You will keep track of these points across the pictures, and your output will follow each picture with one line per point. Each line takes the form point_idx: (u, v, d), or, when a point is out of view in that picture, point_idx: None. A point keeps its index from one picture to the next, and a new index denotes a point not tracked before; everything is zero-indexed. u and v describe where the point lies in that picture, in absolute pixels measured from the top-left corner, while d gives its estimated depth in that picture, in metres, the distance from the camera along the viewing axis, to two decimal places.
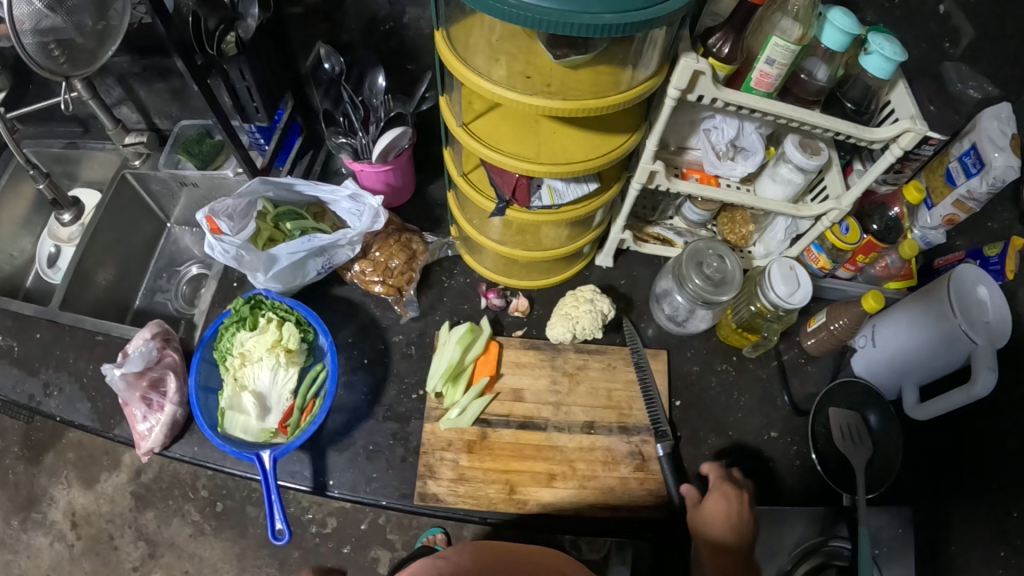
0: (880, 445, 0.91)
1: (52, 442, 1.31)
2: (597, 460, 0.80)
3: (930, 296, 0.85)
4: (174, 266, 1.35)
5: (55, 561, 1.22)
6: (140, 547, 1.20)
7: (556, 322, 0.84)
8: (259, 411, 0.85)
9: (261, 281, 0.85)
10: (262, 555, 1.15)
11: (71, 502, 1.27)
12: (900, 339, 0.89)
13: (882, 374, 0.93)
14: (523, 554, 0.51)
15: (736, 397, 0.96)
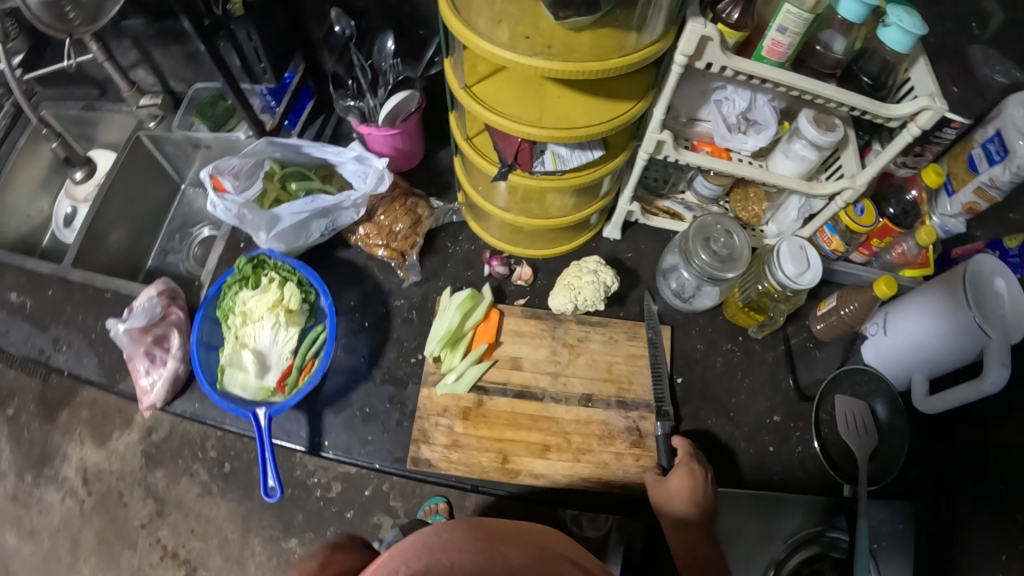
0: (885, 434, 0.89)
1: (63, 402, 1.32)
2: (593, 434, 0.79)
3: (946, 286, 0.82)
4: (186, 228, 1.32)
5: (66, 516, 1.24)
6: (149, 505, 1.20)
7: (558, 292, 0.82)
8: (259, 368, 0.86)
9: (263, 241, 0.85)
10: (266, 517, 1.15)
11: (83, 459, 1.27)
12: (913, 328, 0.86)
13: (893, 363, 0.91)
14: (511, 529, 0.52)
15: (739, 377, 0.94)
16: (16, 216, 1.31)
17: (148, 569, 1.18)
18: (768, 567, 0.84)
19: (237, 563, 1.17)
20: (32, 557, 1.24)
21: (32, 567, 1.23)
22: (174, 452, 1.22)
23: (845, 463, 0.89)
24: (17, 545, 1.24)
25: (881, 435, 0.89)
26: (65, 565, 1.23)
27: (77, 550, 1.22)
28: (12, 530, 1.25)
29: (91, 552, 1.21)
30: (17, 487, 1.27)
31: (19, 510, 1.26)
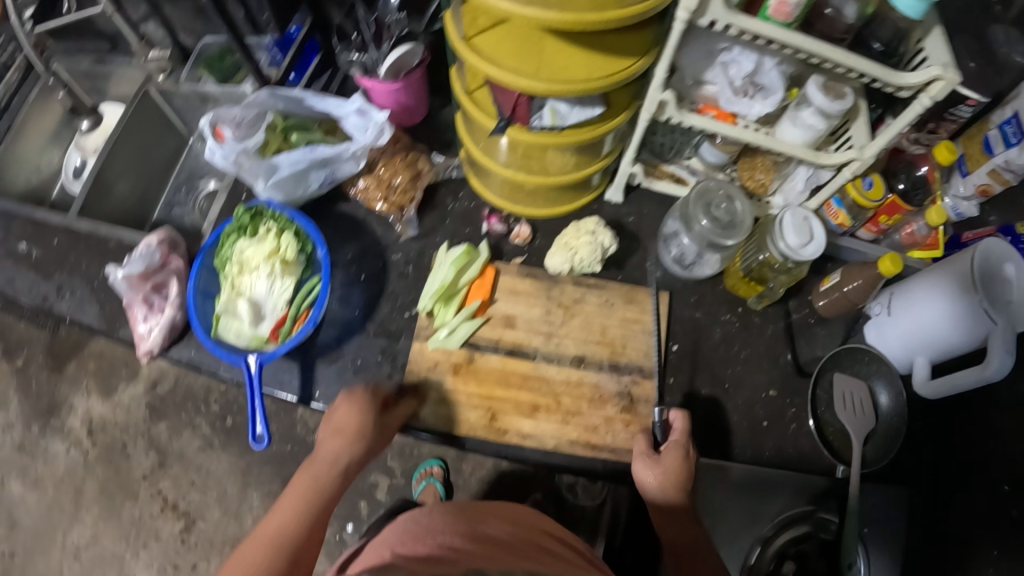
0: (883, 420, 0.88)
1: (73, 356, 1.28)
2: (583, 396, 0.78)
3: (953, 268, 0.80)
4: (194, 180, 1.31)
5: (71, 467, 1.25)
6: (151, 457, 1.23)
7: (555, 252, 0.82)
8: (253, 317, 0.86)
9: (262, 190, 0.84)
10: (266, 471, 1.20)
11: (89, 411, 1.26)
12: (918, 311, 0.84)
13: (895, 345, 0.89)
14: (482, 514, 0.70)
15: (736, 349, 0.93)
16: (25, 167, 1.30)
17: (149, 520, 1.21)
18: (753, 545, 0.84)
19: (235, 516, 1.21)
20: (37, 506, 1.24)
21: (37, 517, 1.24)
22: (179, 405, 1.23)
23: (839, 443, 0.88)
24: (23, 494, 1.25)
25: (876, 419, 0.88)
26: (67, 516, 1.23)
27: (81, 500, 1.23)
28: (18, 479, 1.25)
29: (94, 502, 1.23)
30: (23, 437, 1.26)
31: (24, 460, 1.26)
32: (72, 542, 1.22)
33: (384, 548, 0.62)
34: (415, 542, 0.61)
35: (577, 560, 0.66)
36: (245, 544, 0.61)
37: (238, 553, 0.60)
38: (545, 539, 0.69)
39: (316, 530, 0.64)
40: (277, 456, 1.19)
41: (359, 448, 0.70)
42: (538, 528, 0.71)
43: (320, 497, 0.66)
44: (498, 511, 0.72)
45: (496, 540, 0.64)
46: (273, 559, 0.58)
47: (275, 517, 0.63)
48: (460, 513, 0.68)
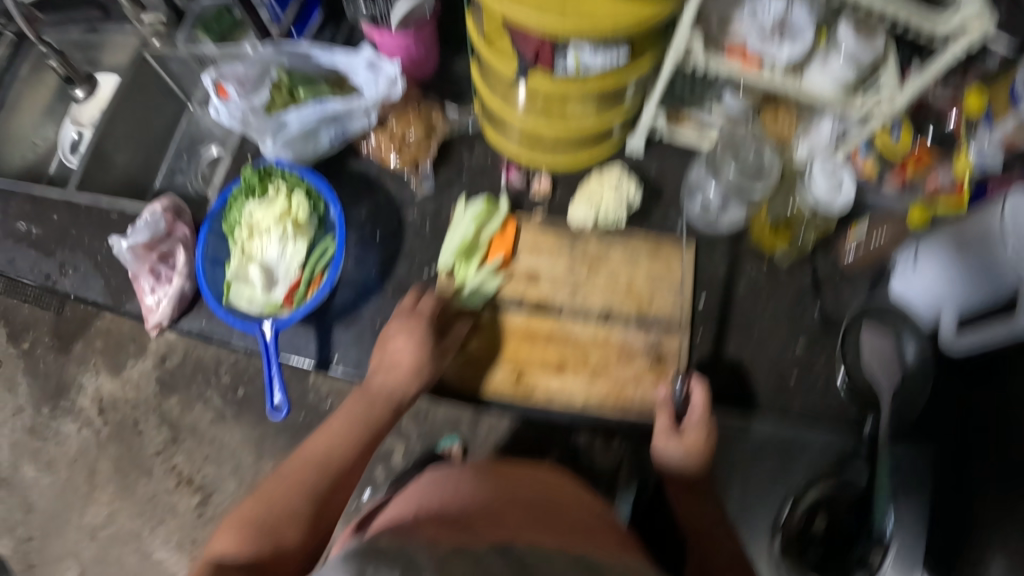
0: (911, 380, 0.85)
1: (79, 334, 1.26)
2: (611, 352, 0.76)
3: (984, 220, 0.74)
4: (195, 146, 1.26)
5: (83, 447, 1.23)
6: (163, 432, 1.21)
7: (577, 203, 0.80)
8: (265, 282, 0.84)
9: (270, 148, 0.82)
10: (280, 441, 1.19)
11: (99, 389, 1.24)
12: (946, 267, 0.79)
13: (921, 302, 0.84)
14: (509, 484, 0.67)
15: (763, 301, 0.90)
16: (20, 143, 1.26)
17: (165, 496, 1.20)
18: (783, 500, 0.86)
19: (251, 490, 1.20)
20: (51, 488, 1.23)
21: (51, 499, 1.22)
22: (189, 378, 1.22)
23: (869, 396, 0.86)
24: (37, 477, 1.23)
25: (904, 378, 0.86)
26: (82, 496, 1.22)
27: (95, 479, 1.22)
28: (31, 462, 1.24)
29: (109, 481, 1.21)
30: (34, 419, 1.25)
31: (36, 443, 1.24)
32: (88, 522, 1.21)
33: (413, 502, 0.64)
34: (446, 499, 0.62)
35: (609, 523, 0.66)
36: (290, 460, 0.64)
37: (285, 470, 0.63)
38: (581, 501, 0.69)
39: (355, 461, 0.66)
40: (291, 427, 1.17)
41: (420, 382, 0.71)
42: (576, 491, 0.71)
43: (368, 430, 0.68)
44: (536, 475, 0.72)
45: (527, 497, 0.65)
46: (315, 477, 0.62)
47: (325, 437, 0.66)
48: (491, 475, 0.69)
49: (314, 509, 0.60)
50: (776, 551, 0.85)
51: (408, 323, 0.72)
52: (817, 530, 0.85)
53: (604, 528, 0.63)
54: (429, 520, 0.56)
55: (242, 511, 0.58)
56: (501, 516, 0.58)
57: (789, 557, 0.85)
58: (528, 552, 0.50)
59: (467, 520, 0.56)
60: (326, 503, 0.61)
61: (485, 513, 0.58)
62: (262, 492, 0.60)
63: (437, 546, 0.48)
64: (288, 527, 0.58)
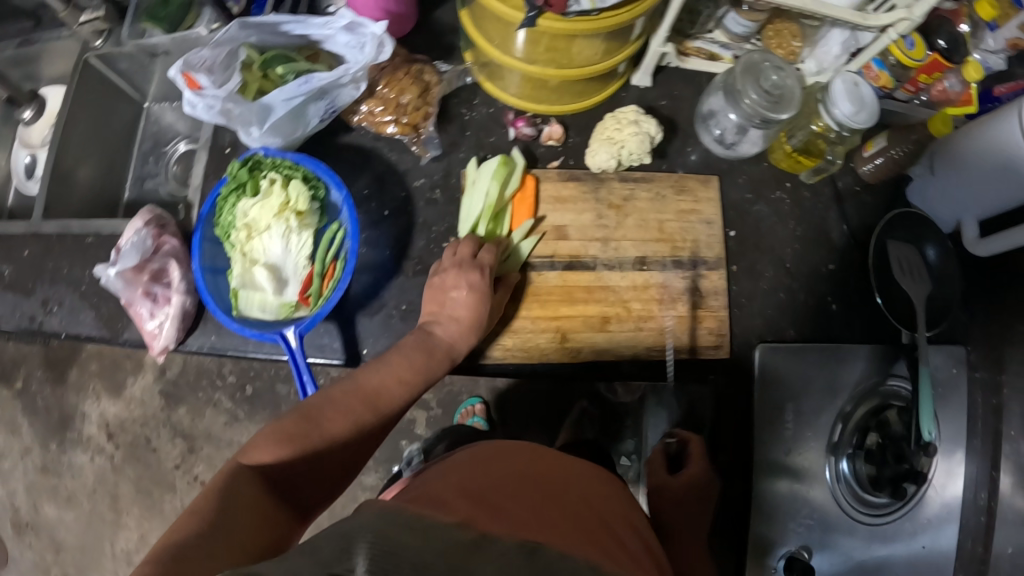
0: (940, 280, 0.84)
1: (70, 360, 1.20)
2: (652, 299, 0.74)
3: (993, 125, 0.74)
4: (160, 147, 1.20)
5: (100, 475, 1.18)
6: (178, 444, 1.17)
7: (597, 149, 0.75)
8: (276, 284, 0.79)
9: (258, 136, 0.77)
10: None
11: (103, 414, 1.19)
12: (960, 170, 0.81)
13: (941, 202, 0.87)
14: (551, 456, 0.63)
15: (792, 226, 0.85)
16: None
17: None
18: (835, 420, 0.83)
19: None
20: (76, 524, 1.19)
21: (79, 535, 1.19)
22: (194, 385, 1.16)
23: (908, 313, 0.84)
24: (60, 514, 1.19)
25: (936, 281, 0.85)
26: (109, 524, 1.18)
27: (118, 504, 1.18)
28: (50, 501, 1.19)
29: (133, 504, 1.17)
30: (44, 457, 1.19)
31: (51, 480, 1.19)
32: (120, 548, 1.18)
33: (445, 469, 0.59)
34: (485, 470, 0.57)
35: (635, 528, 0.58)
36: (339, 383, 0.63)
37: (332, 394, 0.62)
38: (614, 494, 0.62)
39: (402, 404, 0.65)
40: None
41: (476, 338, 0.70)
42: (611, 484, 0.64)
43: (422, 381, 0.66)
44: (576, 462, 0.65)
45: (565, 481, 0.59)
46: (362, 409, 0.62)
47: (377, 373, 0.65)
48: (534, 451, 0.63)
49: (351, 441, 0.60)
50: (831, 470, 0.83)
51: (469, 276, 0.69)
52: (871, 447, 0.83)
53: (628, 533, 0.56)
54: (463, 493, 0.52)
55: (283, 418, 0.58)
56: (536, 507, 0.52)
57: (844, 475, 0.83)
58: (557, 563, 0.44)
59: (503, 500, 0.52)
60: (366, 436, 0.61)
61: (522, 497, 0.53)
62: (306, 408, 0.60)
63: (466, 531, 0.44)
64: (322, 448, 0.57)
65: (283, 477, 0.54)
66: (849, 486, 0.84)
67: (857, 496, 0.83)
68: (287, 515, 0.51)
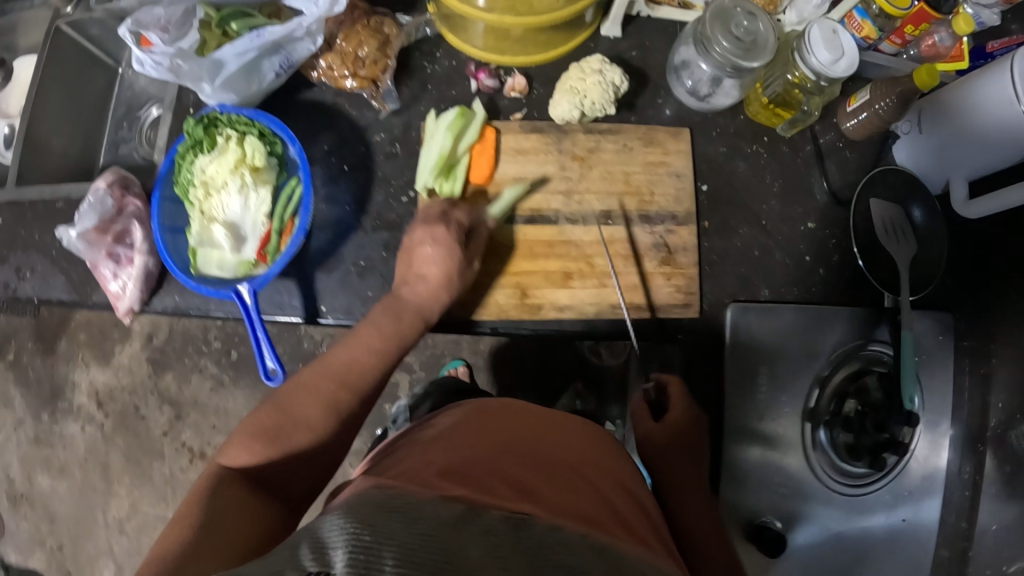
0: (924, 242, 0.82)
1: (59, 331, 1.19)
2: (617, 254, 0.75)
3: (988, 75, 0.71)
4: (134, 112, 1.16)
5: (91, 445, 1.18)
6: (166, 412, 1.17)
7: (561, 100, 0.73)
8: (234, 241, 0.78)
9: (210, 93, 0.74)
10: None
11: (93, 383, 1.19)
12: (951, 126, 0.77)
13: (928, 163, 0.82)
14: (534, 425, 0.60)
15: (769, 181, 0.82)
16: None
17: (181, 474, 1.17)
18: (812, 385, 0.81)
19: None
20: (69, 494, 1.19)
21: (72, 505, 1.19)
22: (179, 352, 1.17)
23: (888, 274, 0.82)
24: (53, 485, 1.19)
25: (919, 242, 0.82)
26: (101, 494, 1.18)
27: (109, 474, 1.18)
28: (44, 472, 1.19)
29: (123, 471, 1.18)
30: (36, 429, 1.19)
31: (44, 452, 1.19)
32: (113, 517, 1.18)
33: (427, 442, 0.56)
34: (468, 442, 0.54)
35: (633, 498, 0.55)
36: (311, 365, 0.63)
37: (304, 378, 0.62)
38: (609, 462, 0.58)
39: (377, 380, 0.64)
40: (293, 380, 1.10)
41: (444, 298, 0.68)
42: (607, 451, 0.61)
43: (394, 348, 0.66)
44: (569, 424, 0.62)
45: (556, 450, 0.56)
46: (338, 391, 0.61)
47: (347, 349, 0.64)
48: (518, 419, 0.60)
49: (329, 425, 0.60)
50: (808, 437, 0.81)
51: (434, 231, 0.69)
52: (849, 414, 0.80)
53: (625, 503, 0.53)
54: (446, 469, 0.49)
55: (257, 414, 0.58)
56: (524, 480, 0.49)
57: (819, 441, 0.81)
58: (551, 533, 0.41)
59: (488, 476, 0.48)
60: (344, 418, 0.61)
61: (508, 471, 0.50)
62: (279, 400, 0.59)
63: (452, 506, 0.41)
64: (301, 437, 0.58)
65: (264, 476, 0.55)
66: (826, 453, 0.82)
67: (834, 465, 0.82)
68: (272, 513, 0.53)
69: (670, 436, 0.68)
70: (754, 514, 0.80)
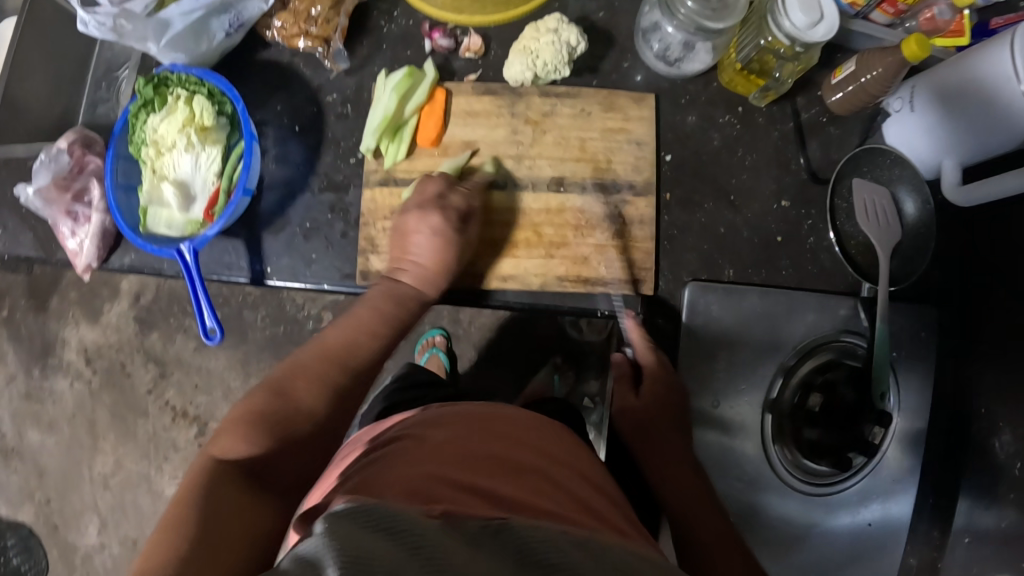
0: (909, 230, 0.77)
1: (50, 287, 1.09)
2: (567, 224, 0.74)
3: (986, 52, 0.63)
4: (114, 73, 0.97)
5: (80, 401, 1.09)
6: (151, 369, 1.07)
7: (513, 60, 0.72)
8: (181, 201, 0.76)
9: (157, 52, 0.72)
10: (265, 358, 1.04)
11: (83, 340, 1.09)
12: (946, 109, 0.70)
13: (920, 148, 0.75)
14: (504, 424, 0.57)
15: (740, 155, 0.78)
16: None
17: (164, 433, 1.08)
18: (775, 374, 0.77)
19: None
20: (57, 449, 1.10)
21: (61, 460, 1.10)
22: (166, 311, 1.06)
23: (864, 259, 0.78)
24: (43, 440, 1.10)
25: (902, 230, 0.78)
26: (87, 449, 1.09)
27: (96, 429, 1.09)
28: (33, 426, 1.10)
29: (109, 428, 1.09)
30: (27, 384, 1.10)
31: (34, 407, 1.10)
32: (98, 473, 1.10)
33: (398, 452, 0.51)
34: (431, 454, 0.50)
35: (607, 497, 0.52)
36: (306, 348, 0.64)
37: (302, 360, 0.62)
38: (579, 463, 0.55)
39: (375, 355, 0.65)
40: (271, 340, 1.03)
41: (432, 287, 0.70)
42: (579, 453, 0.58)
43: (390, 329, 0.67)
44: (543, 425, 0.60)
45: (521, 453, 0.52)
46: (334, 370, 0.61)
47: (347, 330, 0.65)
48: (487, 419, 0.57)
49: (326, 403, 0.59)
50: (768, 429, 0.78)
51: (431, 219, 0.69)
52: (812, 408, 0.77)
53: (602, 502, 0.50)
54: (413, 488, 0.44)
55: (252, 401, 0.57)
56: (493, 489, 0.45)
57: (781, 435, 0.78)
58: (532, 531, 0.38)
59: (454, 490, 0.44)
60: (342, 395, 0.60)
61: (475, 482, 0.46)
62: (276, 385, 0.59)
63: (429, 519, 0.38)
64: (302, 425, 0.56)
65: (262, 463, 0.53)
66: (788, 449, 0.78)
67: (796, 462, 0.78)
68: (277, 502, 0.50)
69: (637, 415, 0.73)
70: None
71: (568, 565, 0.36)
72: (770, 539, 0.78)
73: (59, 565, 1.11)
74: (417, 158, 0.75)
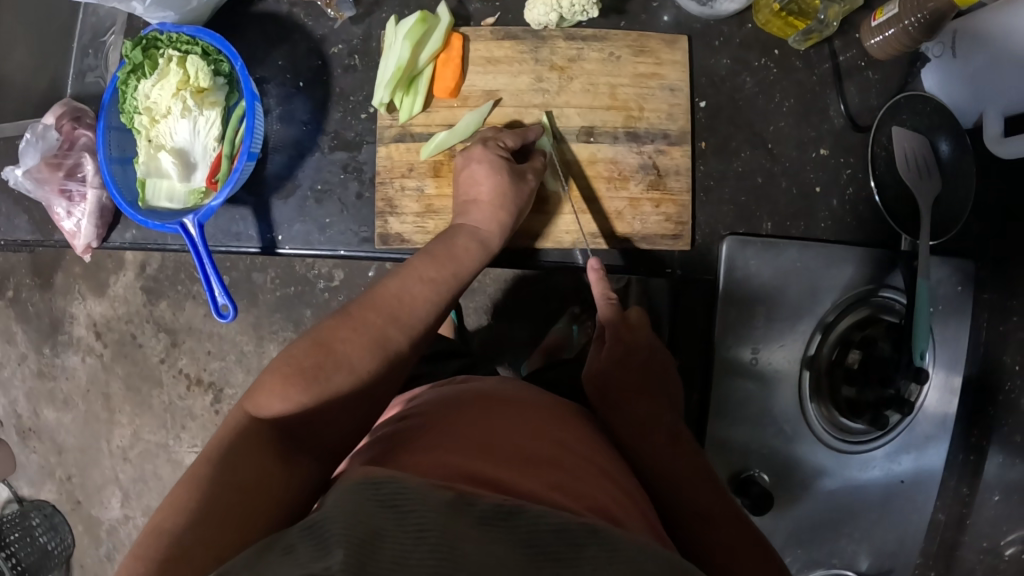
0: (948, 178, 0.71)
1: (53, 264, 1.04)
2: (601, 176, 0.72)
3: None
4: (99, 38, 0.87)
5: (93, 376, 1.06)
6: (162, 339, 1.03)
7: (535, 2, 0.69)
8: (182, 169, 0.72)
9: (143, 12, 0.66)
10: (277, 320, 0.98)
11: (91, 315, 1.04)
12: (996, 54, 0.64)
13: (962, 93, 0.70)
14: (519, 403, 0.52)
15: (777, 100, 0.74)
16: None
17: (179, 402, 1.03)
18: (813, 330, 0.74)
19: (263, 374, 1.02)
20: (74, 426, 1.07)
21: (79, 436, 1.08)
22: (172, 279, 1.01)
23: (899, 205, 0.73)
24: (59, 418, 1.08)
25: (942, 180, 0.72)
26: (104, 423, 1.06)
27: (112, 403, 1.06)
28: (49, 405, 1.08)
29: (124, 401, 1.05)
30: (39, 362, 1.07)
31: (48, 385, 1.07)
32: (116, 446, 1.07)
33: (411, 432, 0.46)
34: (439, 434, 0.44)
35: (623, 489, 0.46)
36: (362, 296, 0.57)
37: (352, 311, 0.55)
38: (591, 448, 0.49)
39: (431, 314, 0.58)
40: (281, 300, 0.96)
41: (506, 212, 0.66)
42: (594, 436, 0.53)
43: (452, 284, 0.61)
44: (560, 409, 0.55)
45: (535, 439, 0.46)
46: (387, 326, 0.55)
47: (406, 282, 0.59)
48: (501, 399, 0.52)
49: (378, 367, 0.52)
50: (806, 386, 0.74)
51: (489, 151, 0.67)
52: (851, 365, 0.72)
53: (620, 500, 0.44)
54: (421, 468, 0.40)
55: (293, 349, 0.51)
56: (502, 475, 0.40)
57: (818, 392, 0.75)
58: (545, 517, 0.33)
59: (470, 470, 0.39)
60: (392, 355, 0.54)
61: (491, 462, 0.41)
62: (320, 335, 0.52)
63: (438, 496, 0.33)
64: (343, 378, 0.50)
65: (299, 428, 0.48)
66: (825, 407, 0.75)
67: (832, 420, 0.75)
68: (307, 475, 0.45)
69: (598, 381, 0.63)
70: (743, 466, 0.75)
71: (579, 561, 0.31)
72: (799, 494, 0.76)
73: (84, 538, 1.11)
74: (435, 110, 0.72)
